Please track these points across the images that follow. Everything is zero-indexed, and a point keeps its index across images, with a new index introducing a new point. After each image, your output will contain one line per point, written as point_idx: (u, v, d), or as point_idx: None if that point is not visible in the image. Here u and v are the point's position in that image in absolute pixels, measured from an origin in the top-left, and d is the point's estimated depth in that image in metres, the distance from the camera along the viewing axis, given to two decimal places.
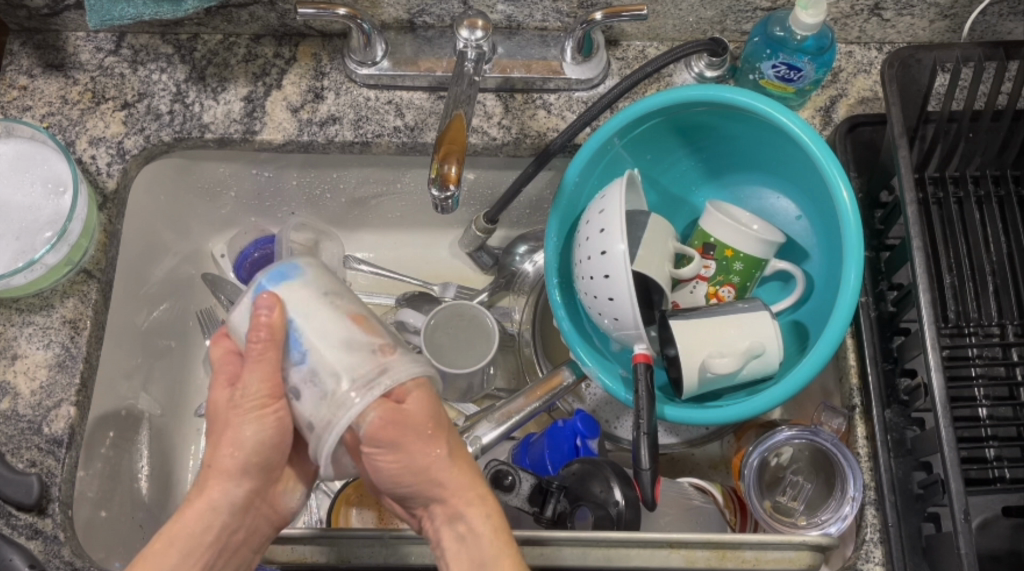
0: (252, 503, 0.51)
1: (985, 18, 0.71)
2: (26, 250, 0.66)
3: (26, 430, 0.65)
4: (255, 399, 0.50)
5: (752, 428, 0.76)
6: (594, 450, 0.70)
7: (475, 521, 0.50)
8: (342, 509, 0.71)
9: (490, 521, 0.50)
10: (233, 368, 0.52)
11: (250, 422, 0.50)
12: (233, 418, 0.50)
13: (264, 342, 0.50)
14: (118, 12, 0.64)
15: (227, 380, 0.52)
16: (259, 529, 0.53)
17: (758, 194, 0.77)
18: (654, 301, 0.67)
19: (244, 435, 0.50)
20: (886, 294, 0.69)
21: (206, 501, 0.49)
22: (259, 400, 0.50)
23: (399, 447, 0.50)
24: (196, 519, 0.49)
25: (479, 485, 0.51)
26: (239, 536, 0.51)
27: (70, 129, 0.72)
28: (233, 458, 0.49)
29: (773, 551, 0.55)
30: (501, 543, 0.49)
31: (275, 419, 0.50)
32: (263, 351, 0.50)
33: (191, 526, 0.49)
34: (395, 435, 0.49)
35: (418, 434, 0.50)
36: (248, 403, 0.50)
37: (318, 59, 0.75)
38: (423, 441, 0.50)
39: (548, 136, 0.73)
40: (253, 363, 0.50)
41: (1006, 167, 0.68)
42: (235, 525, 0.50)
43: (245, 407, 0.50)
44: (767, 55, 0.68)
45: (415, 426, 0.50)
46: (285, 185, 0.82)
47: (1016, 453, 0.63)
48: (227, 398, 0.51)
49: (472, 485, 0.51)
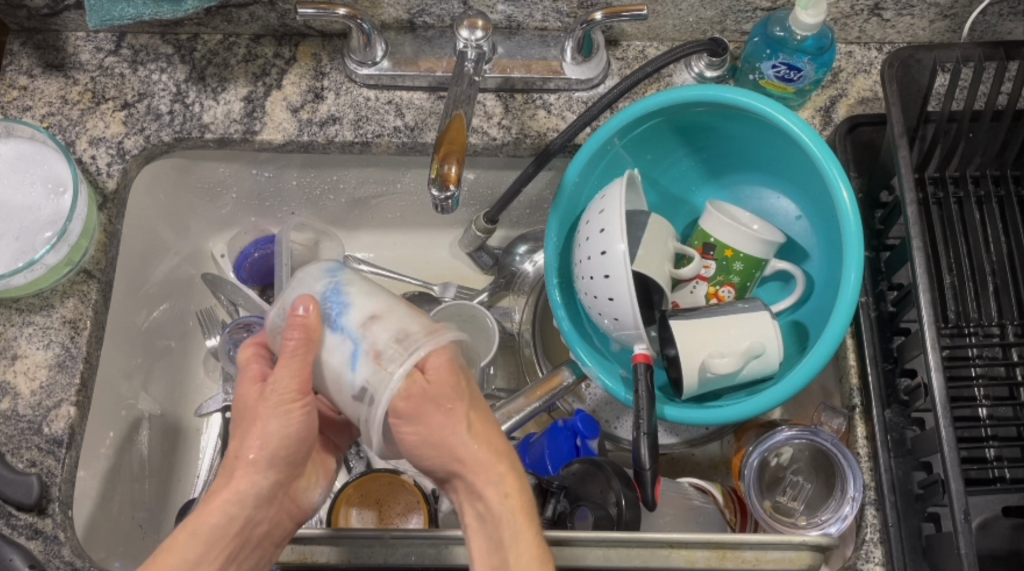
0: (275, 496, 0.51)
1: (985, 18, 0.71)
2: (26, 250, 0.66)
3: (26, 430, 0.65)
4: (285, 395, 0.50)
5: (752, 429, 0.76)
6: (594, 450, 0.70)
7: (496, 497, 0.49)
8: (342, 509, 0.71)
9: (510, 499, 0.49)
10: (263, 367, 0.53)
11: (277, 416, 0.50)
12: (259, 411, 0.50)
13: (298, 339, 0.50)
14: (117, 12, 0.64)
15: (257, 378, 0.53)
16: (281, 523, 0.52)
17: (758, 194, 0.77)
18: (654, 301, 0.68)
19: (270, 430, 0.49)
20: (886, 294, 0.69)
21: (230, 493, 0.49)
22: (288, 395, 0.50)
23: (438, 410, 0.50)
24: (220, 510, 0.49)
25: (507, 462, 0.50)
26: (262, 529, 0.51)
27: (70, 129, 0.72)
28: (247, 448, 0.49)
29: (773, 550, 0.55)
30: (522, 521, 0.48)
31: (302, 415, 0.51)
32: (297, 347, 0.50)
33: (215, 516, 0.49)
34: (432, 397, 0.50)
35: (454, 402, 0.50)
36: (276, 397, 0.50)
37: (318, 59, 0.75)
38: (457, 409, 0.51)
39: (548, 136, 0.73)
40: (286, 359, 0.50)
41: (1006, 167, 0.68)
42: (258, 517, 0.50)
43: (273, 401, 0.50)
44: (767, 55, 0.68)
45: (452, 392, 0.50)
46: (285, 185, 0.82)
47: (1016, 453, 0.63)
48: (256, 394, 0.51)
49: (500, 463, 0.50)
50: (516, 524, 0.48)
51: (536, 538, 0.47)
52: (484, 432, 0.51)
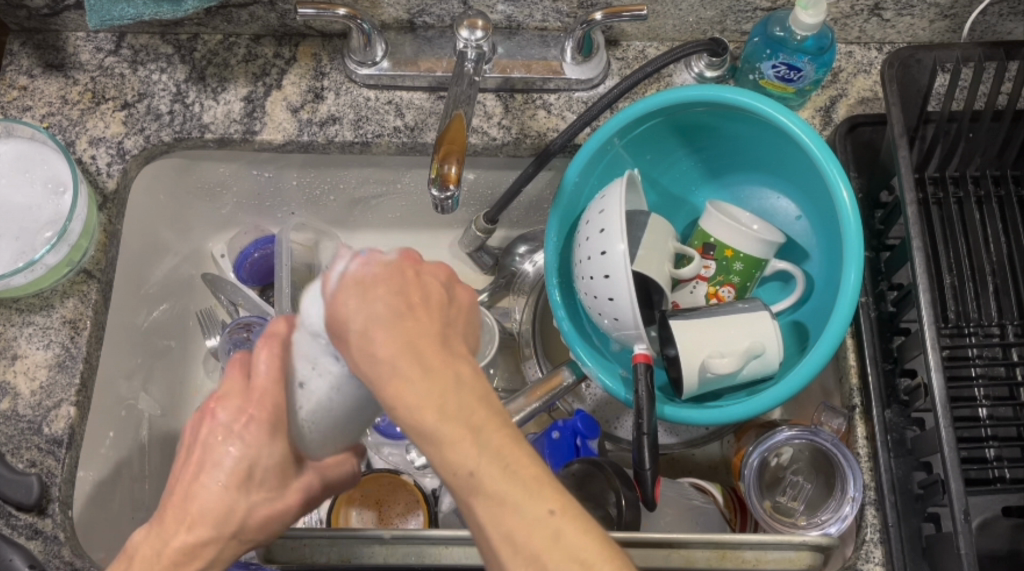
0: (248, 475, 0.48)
1: (985, 18, 0.71)
2: (26, 250, 0.66)
3: (26, 430, 0.65)
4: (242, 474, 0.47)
5: (752, 429, 0.75)
6: (594, 450, 0.71)
7: (416, 406, 0.39)
8: (342, 509, 0.72)
9: (438, 388, 0.39)
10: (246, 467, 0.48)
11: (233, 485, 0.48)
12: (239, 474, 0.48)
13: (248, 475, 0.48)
14: (117, 12, 0.64)
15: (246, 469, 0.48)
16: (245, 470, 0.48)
17: (758, 194, 0.77)
18: (654, 301, 0.68)
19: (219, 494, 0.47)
20: (886, 294, 0.69)
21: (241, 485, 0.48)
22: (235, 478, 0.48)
23: (387, 349, 0.40)
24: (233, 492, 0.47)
25: (426, 365, 0.40)
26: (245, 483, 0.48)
27: (70, 129, 0.72)
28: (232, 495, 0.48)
29: (773, 551, 0.56)
30: (444, 412, 0.39)
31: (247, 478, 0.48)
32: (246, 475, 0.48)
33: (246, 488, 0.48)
34: (390, 335, 0.41)
35: (422, 351, 0.40)
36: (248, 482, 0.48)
37: (318, 59, 0.75)
38: (391, 338, 0.41)
39: (548, 136, 0.73)
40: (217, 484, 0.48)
41: (1006, 167, 0.68)
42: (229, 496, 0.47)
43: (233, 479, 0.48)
44: (766, 55, 0.68)
45: (414, 345, 0.40)
46: (285, 185, 0.82)
47: (1016, 453, 0.63)
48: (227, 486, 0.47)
49: (424, 352, 0.40)
50: (430, 412, 0.39)
51: (467, 439, 0.39)
52: (448, 360, 0.41)
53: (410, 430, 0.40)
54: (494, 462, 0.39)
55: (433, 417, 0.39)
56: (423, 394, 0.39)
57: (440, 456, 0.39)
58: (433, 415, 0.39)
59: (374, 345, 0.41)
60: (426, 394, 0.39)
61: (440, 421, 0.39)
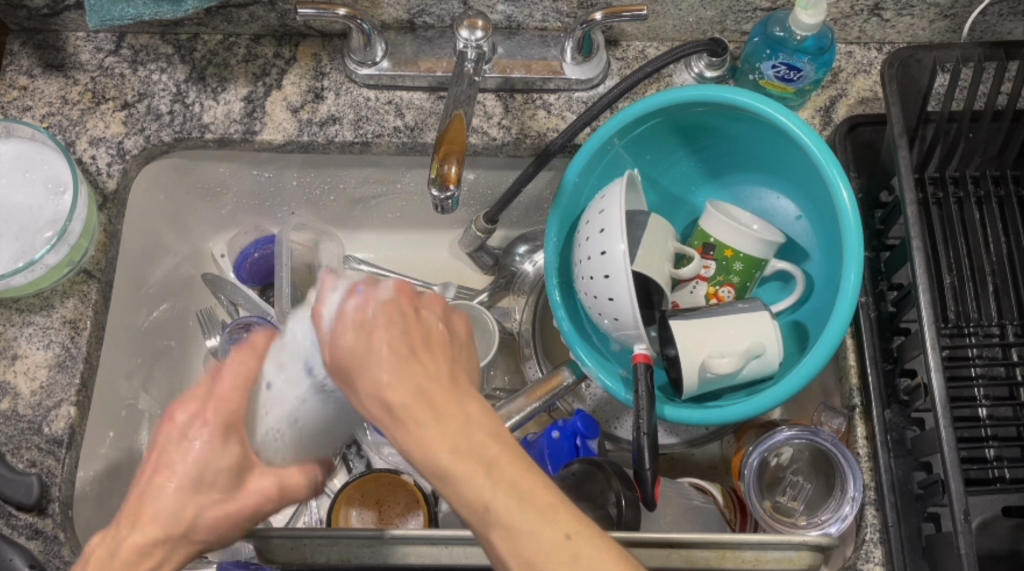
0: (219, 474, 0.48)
1: (985, 18, 0.71)
2: (26, 250, 0.66)
3: (26, 430, 0.65)
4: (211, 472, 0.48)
5: (752, 429, 0.75)
6: (594, 450, 0.71)
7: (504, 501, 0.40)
8: (342, 509, 0.72)
9: (526, 480, 0.41)
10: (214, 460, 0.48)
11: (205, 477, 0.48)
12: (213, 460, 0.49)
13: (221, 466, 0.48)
14: (117, 12, 0.64)
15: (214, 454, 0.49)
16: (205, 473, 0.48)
17: (758, 194, 0.77)
18: (654, 301, 0.68)
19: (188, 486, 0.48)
20: (886, 294, 0.69)
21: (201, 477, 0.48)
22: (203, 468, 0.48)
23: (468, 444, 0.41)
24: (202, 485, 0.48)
25: (509, 456, 0.41)
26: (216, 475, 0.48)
27: (70, 130, 0.72)
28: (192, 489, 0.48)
29: (774, 551, 0.55)
30: (535, 502, 0.40)
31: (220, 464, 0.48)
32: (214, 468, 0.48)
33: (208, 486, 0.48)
34: (471, 429, 0.42)
35: (503, 443, 0.42)
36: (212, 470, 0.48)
37: (318, 59, 0.75)
38: (474, 433, 0.42)
39: (548, 136, 0.73)
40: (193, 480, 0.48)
41: (1006, 167, 0.68)
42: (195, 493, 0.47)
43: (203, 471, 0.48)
44: (767, 55, 0.68)
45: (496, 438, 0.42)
46: (285, 185, 0.82)
47: (1016, 453, 0.63)
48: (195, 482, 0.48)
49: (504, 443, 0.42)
50: (521, 503, 0.40)
51: (557, 523, 0.40)
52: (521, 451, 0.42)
53: (497, 509, 0.40)
54: (523, 508, 0.40)
55: (522, 508, 0.40)
56: (507, 488, 0.40)
57: (533, 543, 0.40)
58: (523, 503, 0.40)
59: (459, 439, 0.41)
60: (513, 486, 0.41)
61: (530, 511, 0.40)
